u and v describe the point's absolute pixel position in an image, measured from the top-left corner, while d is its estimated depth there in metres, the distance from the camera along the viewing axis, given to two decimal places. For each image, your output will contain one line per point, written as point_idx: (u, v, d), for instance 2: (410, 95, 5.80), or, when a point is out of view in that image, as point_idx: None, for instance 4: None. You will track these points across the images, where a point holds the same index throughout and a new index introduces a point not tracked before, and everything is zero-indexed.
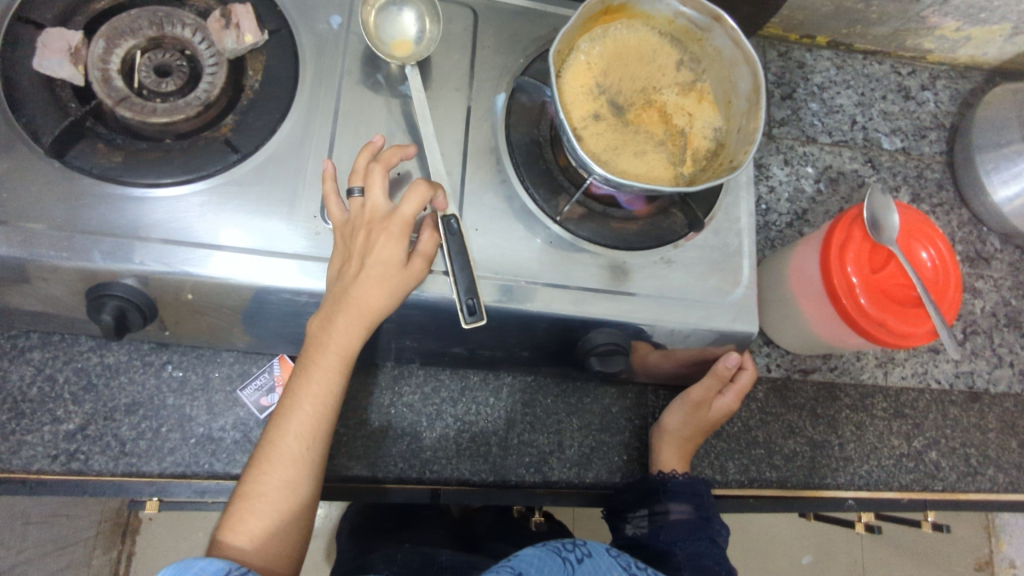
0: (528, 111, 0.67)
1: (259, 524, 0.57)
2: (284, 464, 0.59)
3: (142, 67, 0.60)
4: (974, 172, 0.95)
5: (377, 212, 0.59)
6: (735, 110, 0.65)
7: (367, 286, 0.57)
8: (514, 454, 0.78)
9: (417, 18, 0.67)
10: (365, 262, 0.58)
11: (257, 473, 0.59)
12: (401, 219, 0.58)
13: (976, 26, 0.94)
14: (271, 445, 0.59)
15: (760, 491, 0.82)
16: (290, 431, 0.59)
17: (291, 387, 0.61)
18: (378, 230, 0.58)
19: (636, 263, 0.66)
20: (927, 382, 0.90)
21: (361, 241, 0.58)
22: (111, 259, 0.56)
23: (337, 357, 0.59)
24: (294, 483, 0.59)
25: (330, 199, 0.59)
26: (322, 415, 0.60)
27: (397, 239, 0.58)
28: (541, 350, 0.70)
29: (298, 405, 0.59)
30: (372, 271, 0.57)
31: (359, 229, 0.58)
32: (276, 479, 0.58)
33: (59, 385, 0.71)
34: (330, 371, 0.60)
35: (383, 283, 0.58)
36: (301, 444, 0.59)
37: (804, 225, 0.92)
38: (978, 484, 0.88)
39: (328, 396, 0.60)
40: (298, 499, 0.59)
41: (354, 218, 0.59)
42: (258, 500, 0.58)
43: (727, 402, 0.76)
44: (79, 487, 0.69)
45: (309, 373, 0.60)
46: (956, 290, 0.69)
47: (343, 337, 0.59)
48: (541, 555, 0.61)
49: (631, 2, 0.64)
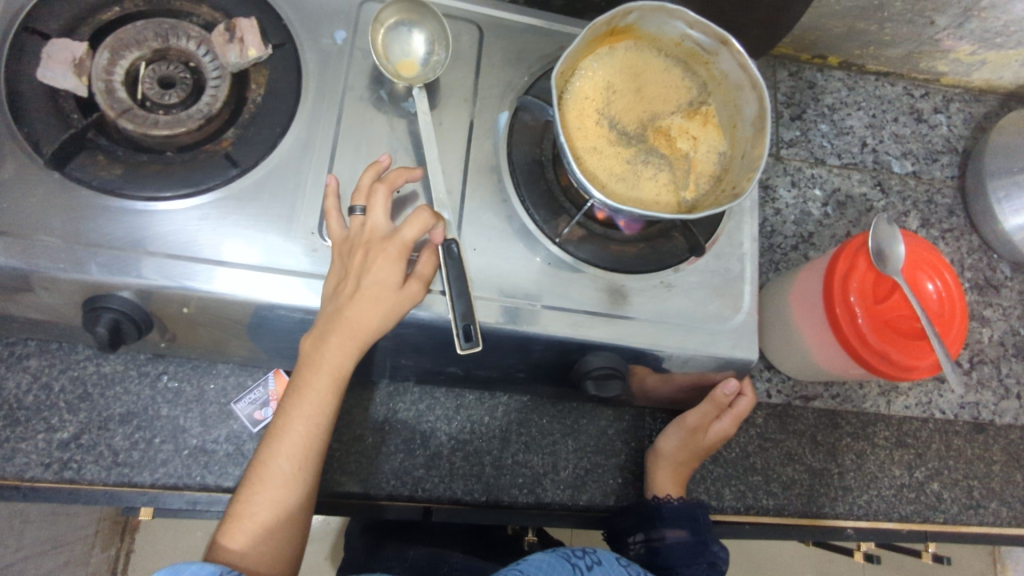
0: (530, 130, 0.67)
1: (250, 545, 0.57)
2: (276, 485, 0.59)
3: (146, 79, 0.60)
4: (985, 200, 0.93)
5: (377, 233, 0.59)
6: (739, 135, 0.64)
7: (362, 307, 0.57)
8: (508, 474, 0.78)
9: (425, 42, 0.67)
10: (361, 282, 0.57)
11: (248, 492, 0.59)
12: (401, 242, 0.58)
13: (991, 51, 0.93)
14: (262, 464, 0.59)
15: (757, 519, 0.81)
16: (283, 452, 0.59)
17: (283, 407, 0.61)
18: (376, 251, 0.58)
19: (635, 286, 0.65)
20: (930, 412, 0.89)
21: (358, 261, 0.58)
22: (107, 272, 0.56)
23: (330, 379, 0.59)
24: (287, 504, 0.59)
25: (331, 216, 0.59)
26: (314, 436, 0.60)
27: (394, 261, 0.58)
28: (538, 372, 0.70)
29: (290, 426, 0.59)
30: (367, 292, 0.57)
31: (357, 249, 0.58)
32: (268, 499, 0.58)
33: (54, 394, 0.72)
34: (322, 392, 0.59)
35: (378, 305, 0.57)
36: (293, 466, 0.59)
37: (809, 249, 0.91)
38: (979, 517, 0.86)
39: (320, 416, 0.60)
40: (291, 521, 0.59)
41: (354, 237, 0.59)
42: (248, 520, 0.58)
43: (725, 427, 0.74)
44: (71, 495, 0.70)
45: (301, 393, 0.60)
46: (962, 323, 0.68)
47: (337, 358, 0.59)
48: (549, 560, 0.64)
49: (637, 24, 0.63)
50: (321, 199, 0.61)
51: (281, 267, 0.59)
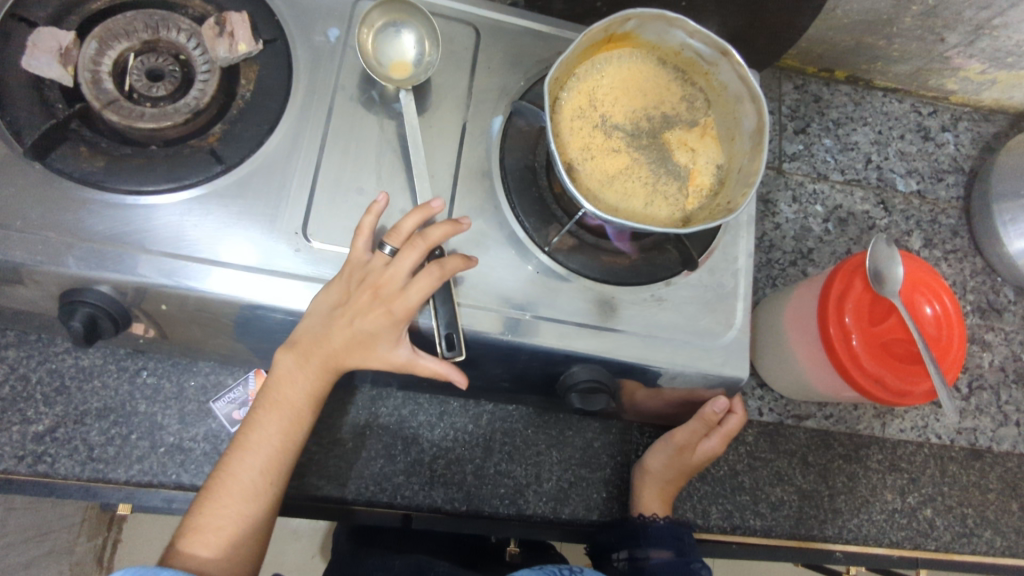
0: (524, 135, 0.65)
1: (214, 559, 0.59)
2: (245, 500, 0.60)
3: (134, 70, 0.60)
4: (989, 222, 0.91)
5: (390, 278, 0.58)
6: (737, 148, 0.62)
7: (348, 343, 0.59)
8: (489, 484, 0.78)
9: (416, 42, 0.66)
10: (354, 322, 0.58)
11: (213, 506, 0.60)
12: (407, 304, 0.57)
13: (1002, 70, 0.91)
14: (229, 478, 0.61)
15: (743, 539, 0.80)
16: (255, 466, 0.61)
17: (254, 419, 0.62)
18: (382, 300, 0.58)
19: (625, 298, 0.63)
20: (926, 436, 0.87)
21: (358, 301, 0.58)
22: (82, 265, 0.55)
23: (305, 398, 0.62)
24: (255, 518, 0.61)
25: (361, 236, 0.57)
26: (287, 451, 0.62)
27: (395, 321, 0.58)
28: (522, 382, 0.69)
29: (264, 441, 0.61)
30: (358, 334, 0.59)
31: (366, 287, 0.58)
32: (236, 514, 0.60)
33: (32, 385, 0.74)
34: (298, 409, 0.62)
35: (365, 351, 0.59)
36: (265, 480, 0.61)
37: (808, 265, 0.90)
38: (972, 546, 0.85)
39: (295, 432, 0.62)
40: (256, 535, 0.61)
41: (370, 270, 0.58)
42: (213, 534, 0.59)
43: (712, 446, 0.73)
44: (46, 488, 0.72)
45: (275, 409, 0.62)
46: (959, 348, 0.67)
47: (313, 378, 0.61)
48: None
49: (635, 32, 0.62)
50: (305, 199, 0.60)
51: (262, 266, 0.58)
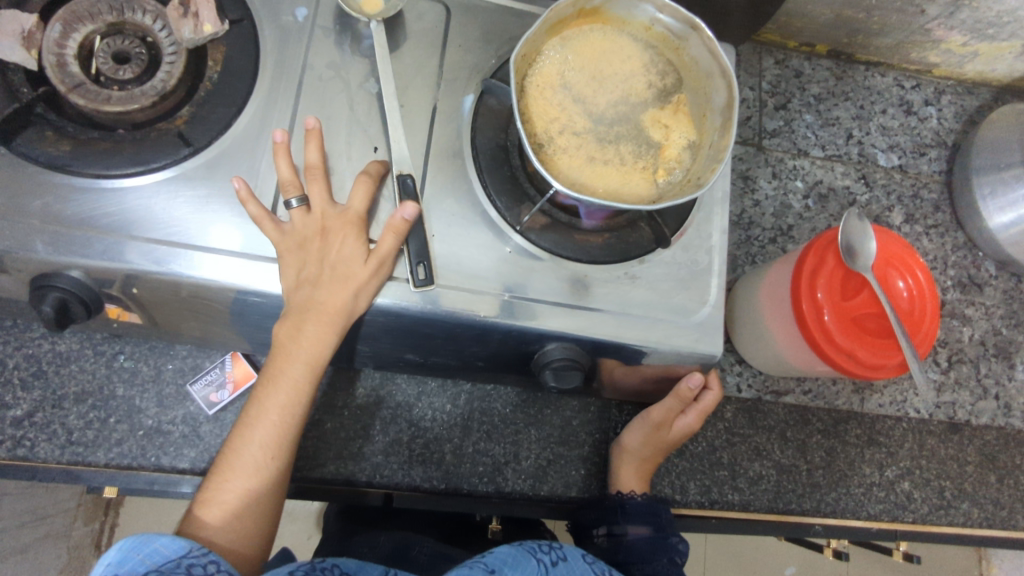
0: (495, 115, 0.64)
1: (219, 530, 0.59)
2: (246, 474, 0.61)
3: (99, 53, 0.59)
4: (970, 196, 0.91)
5: (329, 213, 0.59)
6: (709, 124, 0.62)
7: (333, 290, 0.59)
8: (468, 462, 0.79)
9: None
10: (327, 267, 0.59)
11: (220, 480, 0.61)
12: (354, 213, 0.59)
13: (984, 42, 0.90)
14: (234, 453, 0.61)
15: (722, 513, 0.81)
16: (255, 440, 0.61)
17: (257, 395, 0.63)
18: (333, 232, 0.59)
19: (598, 278, 0.63)
20: (905, 410, 0.87)
21: (317, 248, 0.59)
22: (52, 250, 0.56)
23: (303, 369, 0.61)
24: (257, 492, 0.61)
25: (262, 221, 0.57)
26: (288, 424, 0.63)
27: (354, 238, 0.59)
28: (496, 361, 0.69)
29: (265, 415, 0.61)
30: (335, 273, 0.59)
31: (313, 235, 0.59)
32: (238, 487, 0.60)
33: (9, 370, 0.75)
34: (297, 381, 0.62)
35: (347, 282, 0.58)
36: (266, 456, 0.61)
37: (787, 242, 0.90)
38: (949, 517, 0.86)
39: (295, 407, 0.62)
40: (259, 508, 0.61)
41: (304, 227, 0.59)
42: (217, 507, 0.60)
43: (688, 423, 0.74)
44: (27, 471, 0.73)
45: (275, 382, 0.62)
46: (932, 322, 0.67)
47: (313, 347, 0.60)
48: (516, 554, 0.61)
49: (605, 7, 0.61)
50: (275, 175, 0.60)
51: (236, 250, 0.58)
